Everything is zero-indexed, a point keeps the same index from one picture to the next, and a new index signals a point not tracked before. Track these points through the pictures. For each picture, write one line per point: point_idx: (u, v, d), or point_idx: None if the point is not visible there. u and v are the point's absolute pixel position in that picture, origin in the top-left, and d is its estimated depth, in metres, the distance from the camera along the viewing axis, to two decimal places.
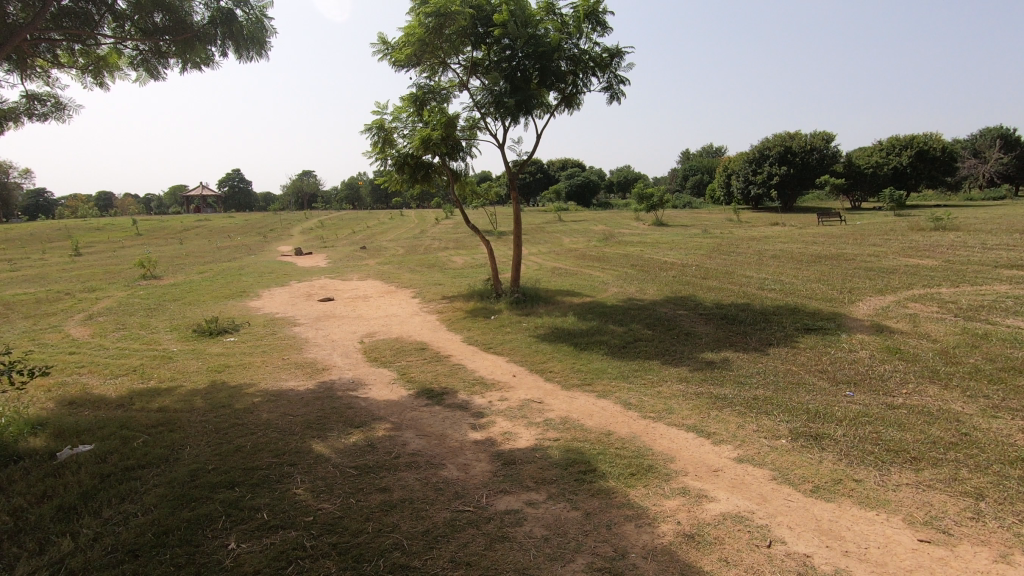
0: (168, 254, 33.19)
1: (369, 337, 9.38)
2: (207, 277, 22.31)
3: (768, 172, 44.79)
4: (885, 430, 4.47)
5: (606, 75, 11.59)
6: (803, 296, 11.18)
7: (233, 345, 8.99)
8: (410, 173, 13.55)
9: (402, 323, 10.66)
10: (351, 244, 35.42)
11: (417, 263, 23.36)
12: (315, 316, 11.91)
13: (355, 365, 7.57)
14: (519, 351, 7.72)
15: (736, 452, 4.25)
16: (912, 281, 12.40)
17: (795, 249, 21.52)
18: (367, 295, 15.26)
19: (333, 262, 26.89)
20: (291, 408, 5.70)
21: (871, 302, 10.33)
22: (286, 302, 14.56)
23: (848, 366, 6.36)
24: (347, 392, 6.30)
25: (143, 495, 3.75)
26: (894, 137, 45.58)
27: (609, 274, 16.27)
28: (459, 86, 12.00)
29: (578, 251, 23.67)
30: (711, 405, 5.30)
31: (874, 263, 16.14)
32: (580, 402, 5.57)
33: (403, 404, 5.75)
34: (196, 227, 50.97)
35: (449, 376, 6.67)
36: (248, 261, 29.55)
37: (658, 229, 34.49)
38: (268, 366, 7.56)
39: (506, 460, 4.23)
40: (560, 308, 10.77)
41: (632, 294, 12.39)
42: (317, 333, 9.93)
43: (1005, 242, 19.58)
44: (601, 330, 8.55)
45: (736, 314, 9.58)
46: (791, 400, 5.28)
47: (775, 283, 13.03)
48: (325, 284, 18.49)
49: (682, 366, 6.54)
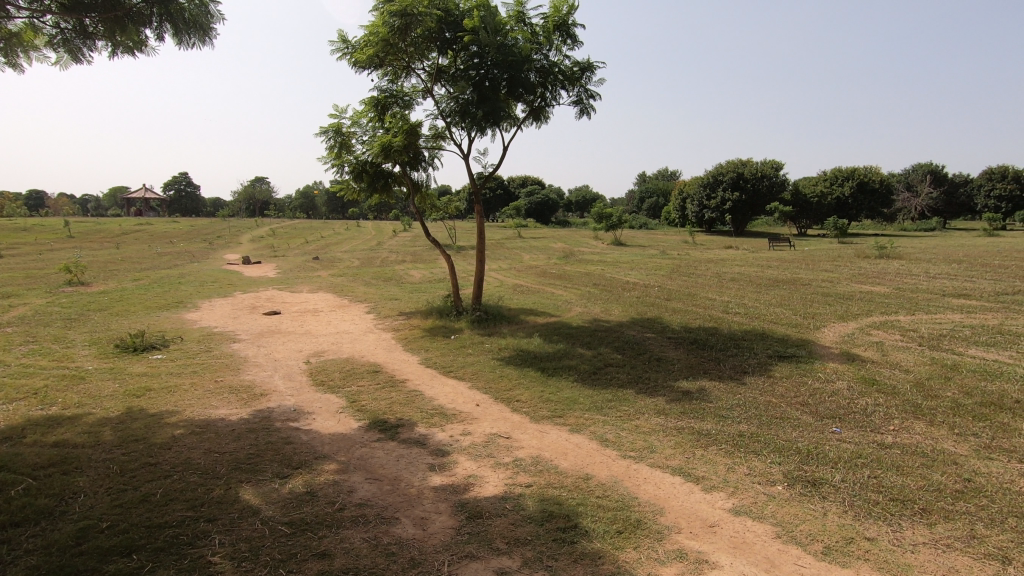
0: (102, 259, 30.89)
1: (316, 357, 8.56)
2: (142, 285, 20.70)
3: (722, 197, 46.03)
4: (885, 475, 4.11)
5: (576, 90, 11.31)
6: (768, 321, 11.06)
7: (159, 363, 7.98)
8: (368, 181, 12.84)
9: (354, 341, 9.88)
10: (303, 254, 33.95)
11: (373, 276, 22.41)
12: (258, 332, 10.94)
13: (298, 390, 6.77)
14: (482, 376, 7.12)
15: (730, 502, 3.78)
16: (870, 308, 12.52)
17: (752, 272, 21.80)
18: (318, 309, 14.31)
19: (283, 273, 25.54)
20: (218, 443, 4.90)
21: (835, 329, 10.24)
22: (227, 314, 13.45)
23: (828, 398, 6.06)
24: (287, 423, 5.53)
25: (7, 568, 2.95)
26: (838, 169, 47.84)
27: (572, 293, 15.88)
28: (423, 92, 11.46)
29: (540, 269, 23.32)
30: (695, 442, 4.84)
31: (830, 288, 16.37)
32: (551, 438, 5.01)
33: (352, 439, 5.04)
34: (136, 232, 48.02)
35: (404, 405, 5.98)
36: (190, 269, 27.79)
37: (617, 249, 34.69)
38: (197, 390, 6.67)
39: (472, 512, 3.63)
40: (524, 328, 10.23)
41: (598, 314, 12.01)
42: (258, 352, 9.01)
43: (946, 272, 20.43)
44: (569, 354, 8.06)
45: (706, 338, 9.28)
46: (779, 437, 4.88)
47: (739, 307, 12.93)
48: (273, 296, 17.34)
49: (657, 397, 6.10)
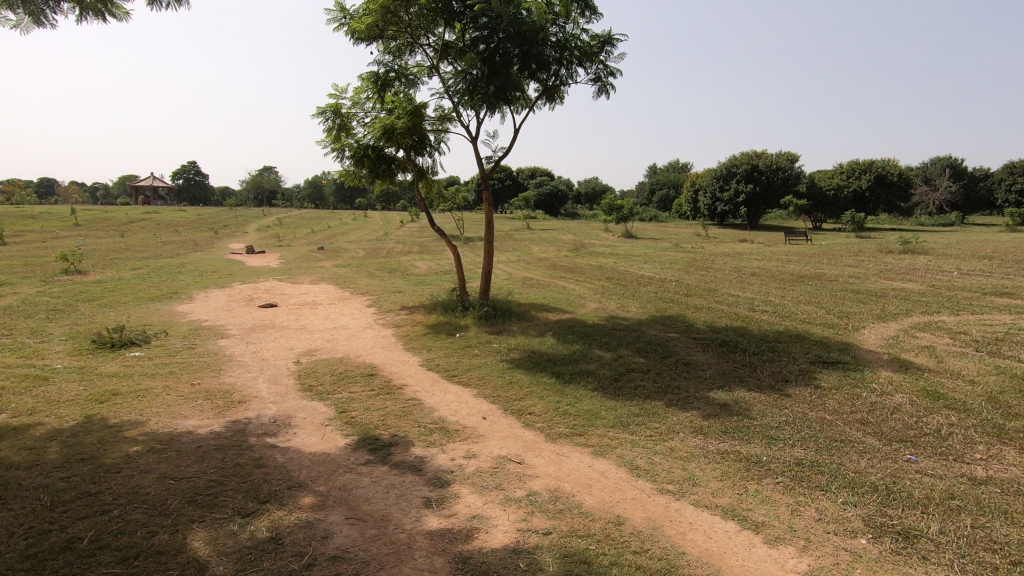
0: (105, 248, 30.42)
1: (308, 357, 7.79)
2: (139, 274, 20.08)
3: (735, 190, 44.87)
4: (994, 525, 3.28)
5: (594, 67, 10.44)
6: (800, 320, 10.20)
7: (135, 362, 7.23)
8: (370, 167, 12.03)
9: (351, 338, 9.12)
10: (308, 244, 33.30)
11: (377, 268, 21.64)
12: (250, 327, 10.20)
13: (282, 396, 6.00)
14: (490, 382, 6.32)
15: (803, 562, 2.98)
16: (909, 308, 11.60)
17: (772, 267, 20.89)
18: (317, 302, 13.58)
19: (286, 263, 24.85)
20: (177, 465, 4.14)
21: (876, 330, 9.34)
22: (221, 307, 12.73)
23: (891, 415, 5.22)
24: (263, 438, 4.75)
25: None
26: (855, 162, 46.58)
27: (585, 287, 15.09)
28: (429, 70, 10.64)
29: (550, 261, 22.51)
30: (745, 472, 4.04)
31: (858, 285, 15.45)
32: (572, 464, 4.21)
33: (335, 462, 4.27)
34: (142, 220, 47.59)
35: (400, 418, 5.19)
36: (192, 258, 27.16)
37: (629, 241, 33.76)
38: (168, 395, 5.91)
39: (476, 573, 2.84)
40: (536, 325, 9.42)
41: (614, 311, 11.21)
42: (246, 350, 8.27)
43: (979, 268, 19.42)
44: (586, 357, 7.23)
45: (736, 340, 8.43)
46: (847, 468, 4.07)
47: (765, 304, 12.07)
48: (272, 287, 16.61)
49: (692, 411, 5.27)
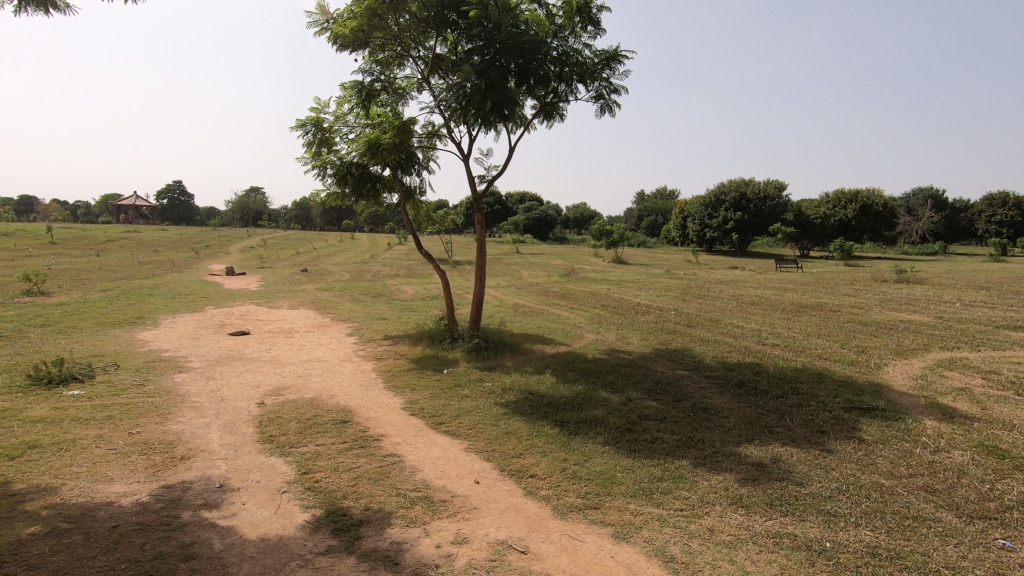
0: (79, 268, 29.18)
1: (274, 396, 6.83)
2: (107, 296, 18.91)
3: (724, 217, 44.76)
4: None
5: (596, 84, 9.85)
6: (816, 356, 9.44)
7: (69, 404, 6.22)
8: (354, 186, 11.26)
9: (326, 373, 8.18)
10: (291, 266, 32.27)
11: (361, 292, 20.68)
12: (215, 358, 9.21)
13: (235, 449, 5.04)
14: (483, 434, 5.43)
15: None
16: (925, 342, 10.93)
17: (770, 295, 20.34)
18: (294, 329, 12.63)
19: (266, 286, 23.81)
20: (77, 557, 3.18)
21: (900, 369, 8.59)
22: (188, 334, 11.71)
23: (959, 480, 4.41)
24: (201, 513, 3.80)
25: None
26: (841, 191, 46.96)
27: (580, 315, 14.32)
28: (418, 84, 9.97)
29: (542, 287, 21.78)
30: (812, 568, 3.18)
31: (864, 316, 14.86)
32: (592, 553, 3.33)
33: (286, 551, 3.32)
34: (122, 239, 46.28)
35: (376, 482, 4.28)
36: (168, 279, 25.99)
37: (619, 267, 33.25)
38: (98, 448, 4.93)
39: None
40: (532, 360, 8.55)
41: (614, 343, 10.41)
42: (205, 387, 7.29)
43: (978, 299, 19.02)
44: (591, 401, 6.37)
45: (753, 379, 7.64)
46: (936, 563, 3.24)
47: (773, 336, 11.36)
48: (247, 312, 15.58)
49: (726, 474, 4.43)
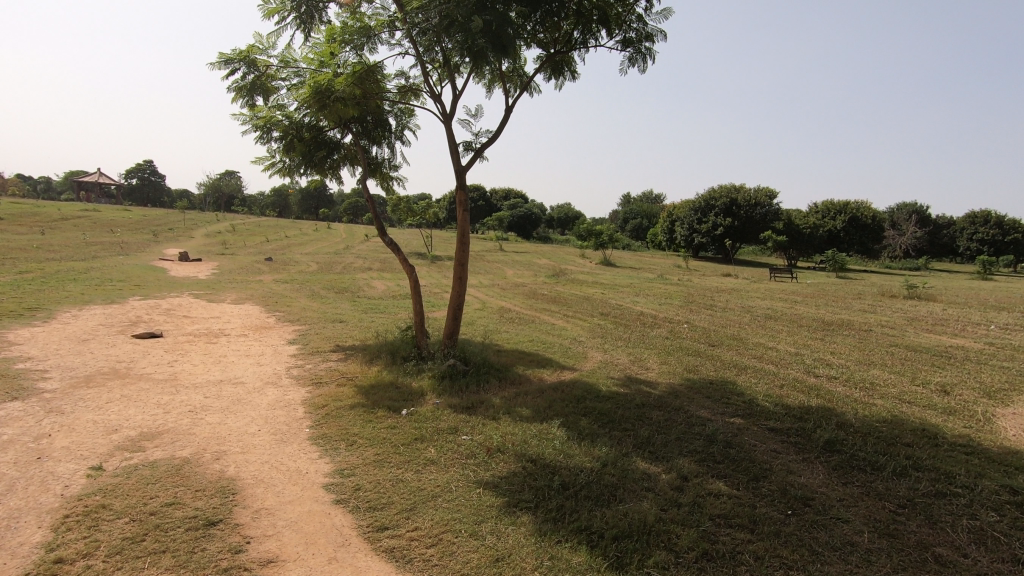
0: (13, 245, 25.98)
1: (127, 455, 4.30)
2: (18, 279, 15.97)
3: (713, 222, 42.88)
4: None
5: (622, 31, 7.56)
6: (894, 398, 7.21)
7: None
8: (302, 153, 8.70)
9: (232, 408, 5.67)
10: (255, 254, 29.41)
11: (324, 286, 18.03)
12: (87, 375, 6.60)
13: None
14: (452, 561, 3.03)
15: None
16: (1005, 380, 8.79)
17: (779, 308, 18.32)
18: (225, 332, 10.03)
19: (218, 275, 20.91)
20: None
21: (1016, 423, 6.42)
22: (79, 334, 9.02)
23: None
24: None
25: None
26: (830, 202, 45.69)
27: (577, 325, 11.98)
28: (390, 20, 7.47)
29: (529, 288, 19.43)
30: None
31: (901, 339, 12.75)
32: None
33: None
34: (77, 217, 42.68)
35: None
36: (109, 262, 22.96)
37: (609, 269, 31.16)
38: None
39: None
40: (528, 395, 6.18)
41: (629, 368, 8.10)
42: (28, 431, 4.70)
43: (1003, 321, 17.23)
44: (628, 482, 4.04)
45: (839, 437, 5.40)
46: None
47: (818, 364, 9.17)
48: (178, 307, 12.82)
49: None
